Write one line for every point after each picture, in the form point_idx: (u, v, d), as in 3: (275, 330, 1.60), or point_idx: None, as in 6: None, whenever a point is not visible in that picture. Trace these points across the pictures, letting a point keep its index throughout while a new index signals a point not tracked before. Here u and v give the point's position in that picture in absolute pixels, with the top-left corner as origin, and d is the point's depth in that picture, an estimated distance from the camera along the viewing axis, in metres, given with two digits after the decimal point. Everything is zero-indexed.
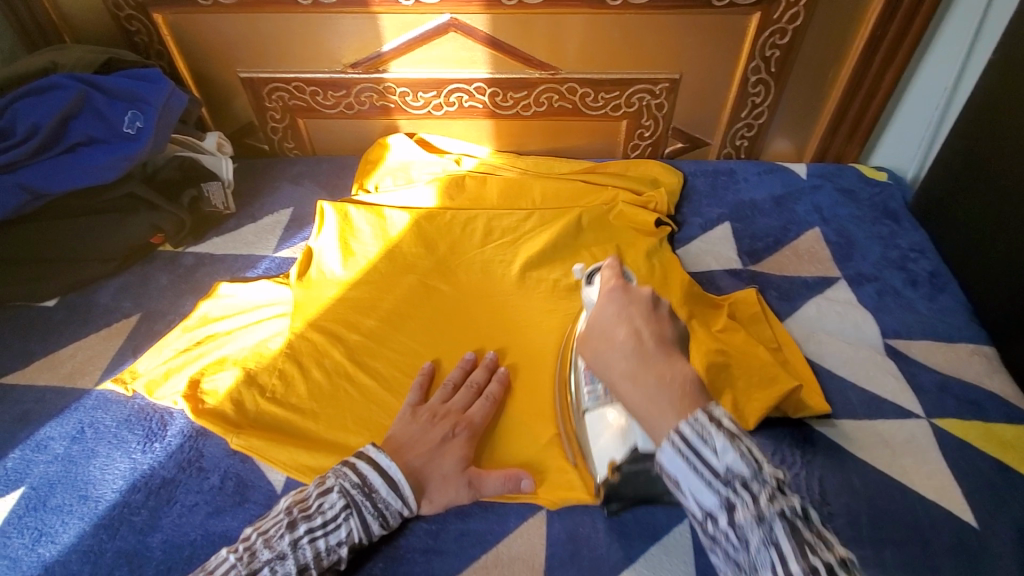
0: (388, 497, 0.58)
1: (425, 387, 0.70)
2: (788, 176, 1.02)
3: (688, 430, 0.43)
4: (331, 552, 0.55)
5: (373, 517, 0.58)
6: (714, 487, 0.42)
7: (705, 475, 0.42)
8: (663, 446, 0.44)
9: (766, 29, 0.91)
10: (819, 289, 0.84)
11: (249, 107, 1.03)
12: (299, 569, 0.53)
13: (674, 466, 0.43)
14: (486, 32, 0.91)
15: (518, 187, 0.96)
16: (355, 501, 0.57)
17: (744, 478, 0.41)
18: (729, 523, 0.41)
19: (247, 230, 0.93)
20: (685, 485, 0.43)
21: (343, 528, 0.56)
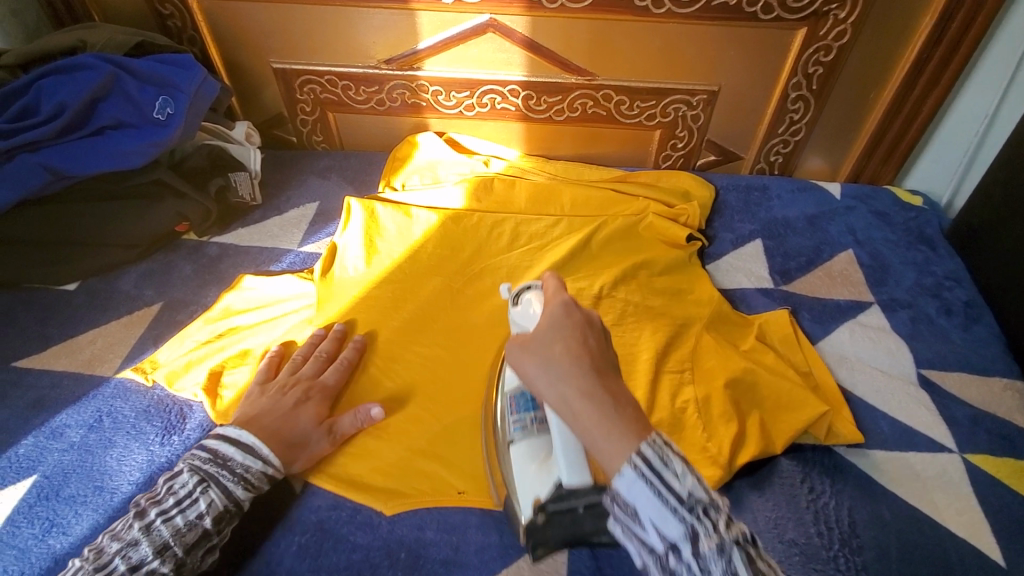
0: (244, 460, 0.57)
1: (273, 367, 0.70)
2: (822, 195, 1.00)
3: (649, 452, 0.42)
4: (194, 527, 0.54)
5: (233, 483, 0.56)
6: (679, 512, 0.41)
7: (668, 500, 0.41)
8: (624, 470, 0.42)
9: (810, 45, 0.89)
10: (852, 313, 0.83)
11: (279, 98, 1.02)
12: (156, 549, 0.51)
13: (635, 494, 0.41)
14: (525, 34, 0.89)
15: (547, 192, 0.95)
16: (208, 474, 0.56)
17: (704, 504, 0.41)
18: (692, 547, 0.40)
19: (272, 222, 0.92)
20: (648, 512, 0.41)
21: (200, 502, 0.54)
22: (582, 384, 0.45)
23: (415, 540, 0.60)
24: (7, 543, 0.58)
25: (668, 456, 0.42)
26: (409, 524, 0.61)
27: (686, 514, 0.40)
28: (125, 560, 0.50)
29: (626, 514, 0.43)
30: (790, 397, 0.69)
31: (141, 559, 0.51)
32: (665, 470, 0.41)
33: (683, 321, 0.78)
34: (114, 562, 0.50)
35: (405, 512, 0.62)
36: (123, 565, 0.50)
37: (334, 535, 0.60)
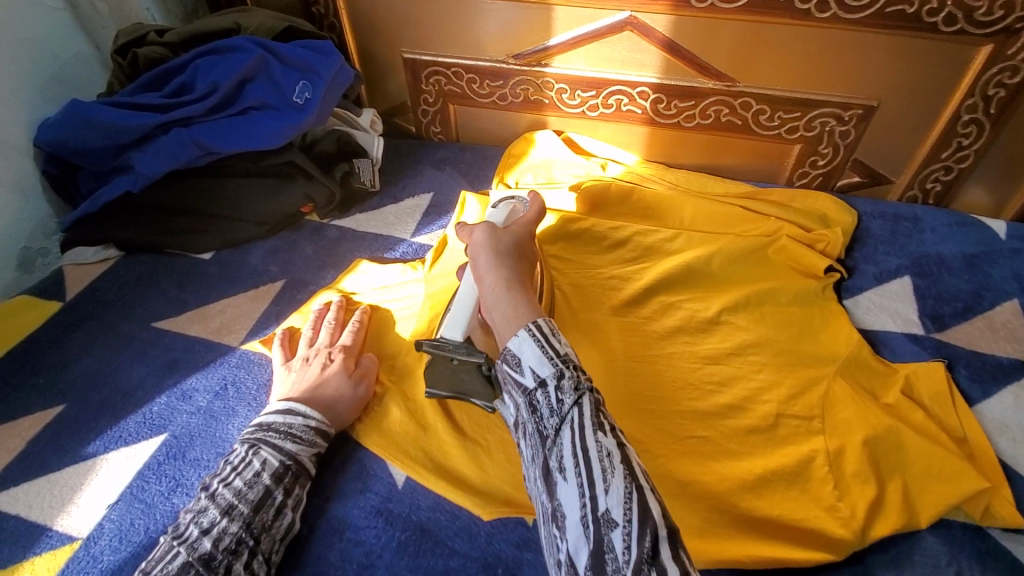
0: (285, 420, 0.62)
1: (290, 345, 0.73)
2: (986, 233, 0.88)
3: (543, 325, 0.54)
4: (255, 485, 0.57)
5: (280, 440, 0.60)
6: (552, 360, 0.51)
7: (548, 353, 0.51)
8: (520, 332, 0.53)
9: (993, 65, 0.77)
10: (1020, 376, 0.71)
11: (404, 87, 1.03)
12: (222, 509, 0.55)
13: (529, 349, 0.52)
14: (665, 34, 0.84)
15: (668, 203, 0.90)
16: (257, 439, 0.60)
17: (575, 366, 0.51)
18: (555, 382, 0.49)
19: (388, 210, 0.94)
20: (529, 359, 0.51)
21: (255, 461, 0.58)
22: (506, 277, 0.60)
23: (512, 557, 0.58)
24: (136, 495, 0.62)
25: (553, 337, 0.53)
26: (508, 539, 0.59)
27: (557, 360, 0.51)
28: (196, 526, 0.53)
29: (513, 364, 0.53)
30: (942, 465, 0.61)
31: (210, 522, 0.54)
32: (552, 338, 0.53)
33: (814, 361, 0.71)
34: (188, 530, 0.53)
35: (504, 523, 0.60)
36: (196, 528, 0.53)
37: (434, 537, 0.60)
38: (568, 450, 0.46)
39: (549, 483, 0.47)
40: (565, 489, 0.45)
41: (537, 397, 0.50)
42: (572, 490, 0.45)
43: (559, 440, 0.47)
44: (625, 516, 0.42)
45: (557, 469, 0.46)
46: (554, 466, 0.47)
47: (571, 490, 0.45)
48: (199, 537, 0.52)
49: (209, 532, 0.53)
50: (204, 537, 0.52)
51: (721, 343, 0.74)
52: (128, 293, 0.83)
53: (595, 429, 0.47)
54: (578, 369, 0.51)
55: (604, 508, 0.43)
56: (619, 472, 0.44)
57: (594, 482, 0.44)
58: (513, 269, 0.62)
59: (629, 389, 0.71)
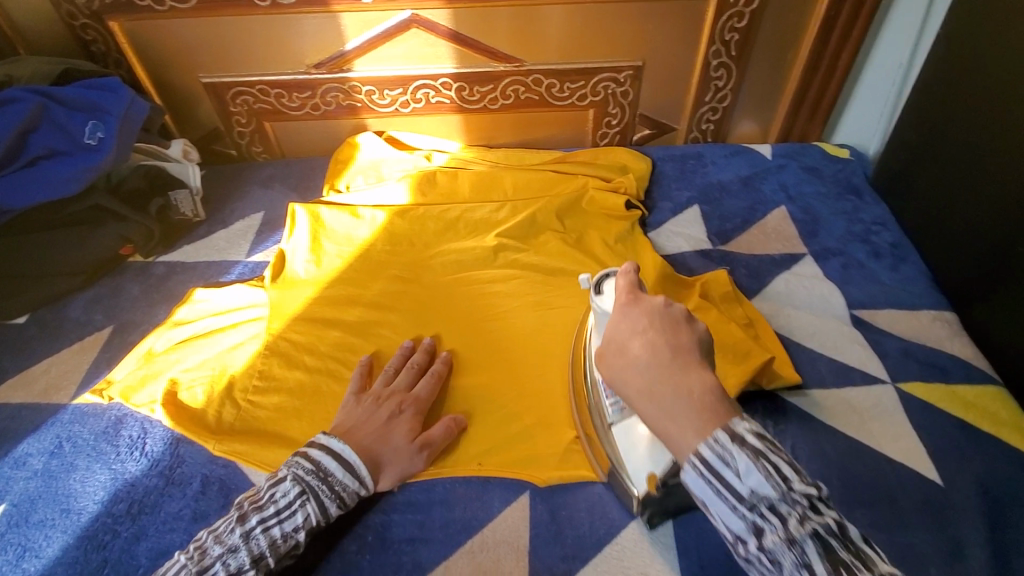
0: (343, 479, 0.57)
1: (366, 377, 0.70)
2: (754, 157, 1.04)
3: (706, 453, 0.41)
4: (288, 538, 0.55)
5: (331, 500, 0.57)
6: (739, 510, 0.41)
7: (728, 499, 0.41)
8: (685, 469, 0.42)
9: (724, 13, 0.92)
10: (787, 265, 0.86)
11: (214, 113, 1.02)
12: (253, 558, 0.53)
13: (699, 487, 0.42)
14: (448, 26, 0.91)
15: (490, 180, 0.97)
16: (310, 487, 0.56)
17: (770, 501, 0.40)
18: (757, 542, 0.41)
19: (218, 236, 0.93)
20: (714, 508, 0.42)
21: (300, 514, 0.55)
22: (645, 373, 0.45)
23: (380, 523, 0.61)
24: None
25: (731, 454, 0.41)
26: (374, 509, 0.62)
27: (747, 513, 0.41)
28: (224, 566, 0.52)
29: (696, 501, 0.43)
30: (734, 349, 0.72)
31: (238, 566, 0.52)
32: (726, 472, 0.41)
33: None
34: (214, 566, 0.52)
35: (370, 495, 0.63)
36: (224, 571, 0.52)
37: None
38: None
39: None
40: None
41: (743, 555, 0.42)
42: None
43: None
44: None
45: None
46: None
47: None
48: None
49: None
50: None
51: (558, 292, 0.81)
52: None
53: None
54: (769, 455, 0.41)
55: None
56: None
57: None
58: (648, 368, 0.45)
59: (472, 347, 0.75)
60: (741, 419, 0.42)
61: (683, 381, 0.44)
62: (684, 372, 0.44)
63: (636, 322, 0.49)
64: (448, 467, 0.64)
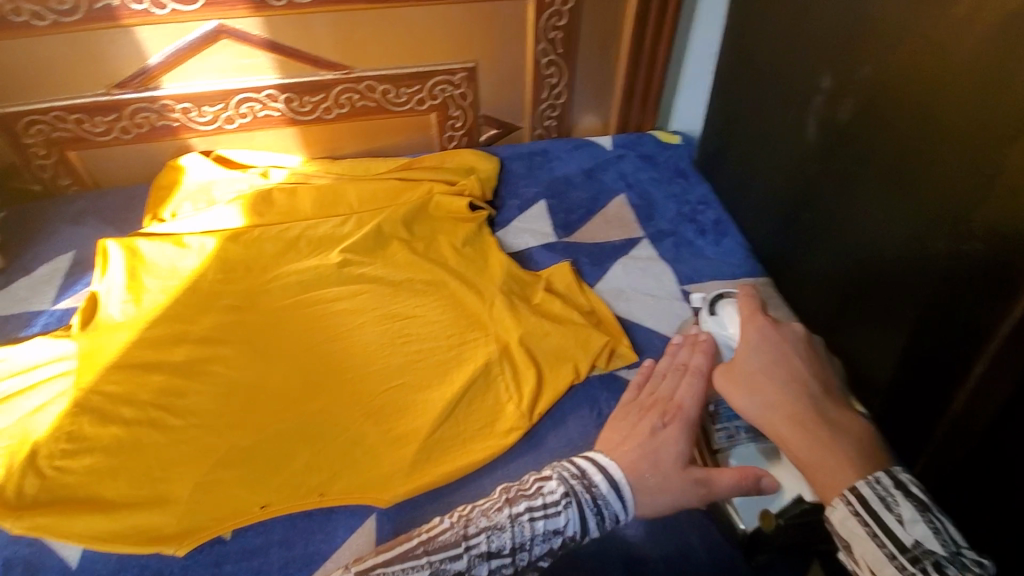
0: (609, 496, 0.52)
1: None
2: (594, 149, 1.09)
3: (867, 491, 0.43)
4: (548, 539, 0.50)
5: (591, 513, 0.51)
6: (896, 559, 0.41)
7: (882, 542, 0.42)
8: (834, 503, 0.44)
9: (542, 12, 0.95)
10: (626, 250, 0.90)
11: (2, 145, 0.90)
12: (513, 545, 0.49)
13: (848, 527, 0.43)
14: (263, 36, 0.87)
15: (332, 194, 0.94)
16: (574, 490, 0.52)
17: (938, 557, 0.40)
18: None
19: (18, 286, 0.82)
20: (861, 550, 0.42)
21: (562, 517, 0.51)
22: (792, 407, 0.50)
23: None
24: None
25: (893, 498, 0.42)
26: (205, 563, 0.58)
27: (904, 562, 0.41)
28: (487, 541, 0.49)
29: (836, 541, 0.44)
30: (574, 337, 0.75)
31: (499, 547, 0.49)
32: (886, 513, 0.42)
33: (479, 291, 0.82)
34: (478, 539, 0.50)
35: (200, 548, 0.58)
36: (486, 547, 0.49)
37: None
38: None
39: None
40: None
41: None
42: None
43: None
44: None
45: None
46: None
47: None
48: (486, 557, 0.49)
49: (492, 558, 0.49)
50: (486, 561, 0.49)
51: (405, 302, 0.80)
52: None
53: None
54: (935, 510, 0.42)
55: None
56: None
57: None
58: (791, 389, 0.51)
59: (314, 370, 0.72)
60: (901, 469, 0.44)
61: (807, 419, 0.49)
62: (814, 399, 0.50)
63: (777, 351, 0.54)
64: (287, 503, 0.61)
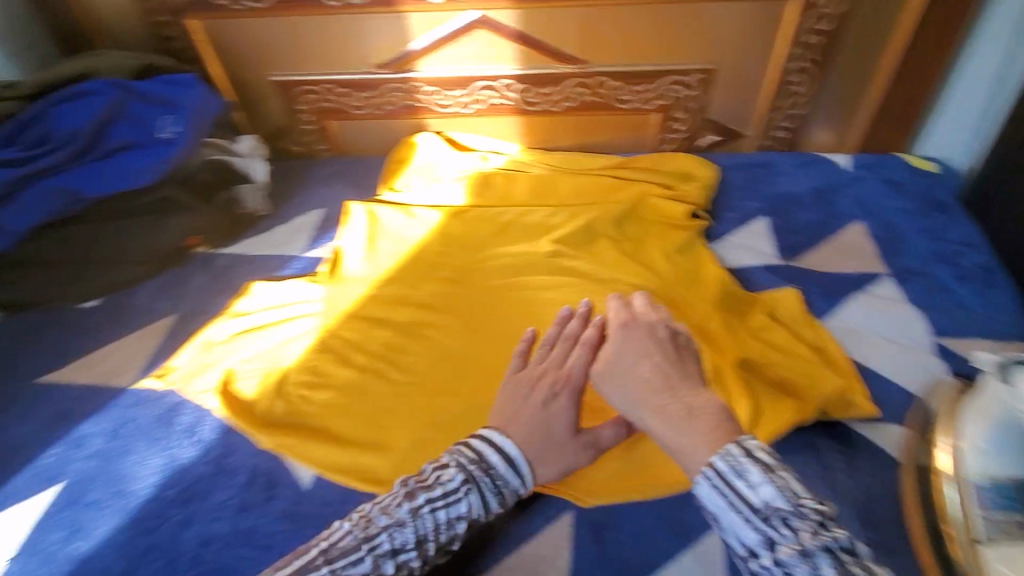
0: (506, 475, 0.54)
1: (526, 353, 0.63)
2: (830, 167, 0.97)
3: (718, 463, 0.45)
4: (450, 526, 0.52)
5: (492, 494, 0.54)
6: (751, 522, 0.44)
7: (735, 504, 0.44)
8: (697, 481, 0.46)
9: (805, 15, 0.87)
10: (865, 286, 0.79)
11: (281, 110, 1.05)
12: (417, 539, 0.50)
13: (712, 501, 0.45)
14: (515, 27, 0.90)
15: (546, 184, 0.95)
16: (474, 476, 0.53)
17: (782, 512, 0.43)
18: (771, 556, 0.43)
19: (278, 231, 0.95)
20: (723, 518, 0.45)
21: (463, 503, 0.52)
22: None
23: None
24: (34, 547, 0.62)
25: (743, 465, 0.45)
26: None
27: (759, 524, 0.43)
28: (390, 540, 0.50)
29: (708, 517, 0.46)
30: (804, 372, 0.67)
31: (403, 543, 0.50)
32: (737, 480, 0.45)
33: (692, 303, 0.76)
34: (380, 538, 0.50)
35: None
36: (390, 545, 0.50)
37: None
38: None
39: None
40: None
41: (754, 567, 0.44)
42: None
43: None
44: None
45: None
46: None
47: None
48: (389, 555, 0.50)
49: (398, 554, 0.50)
50: (392, 559, 0.50)
51: (610, 300, 0.78)
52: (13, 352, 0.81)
53: None
54: (778, 471, 0.45)
55: None
56: None
57: None
58: None
59: None
60: (748, 436, 0.47)
61: None
62: None
63: None
64: None
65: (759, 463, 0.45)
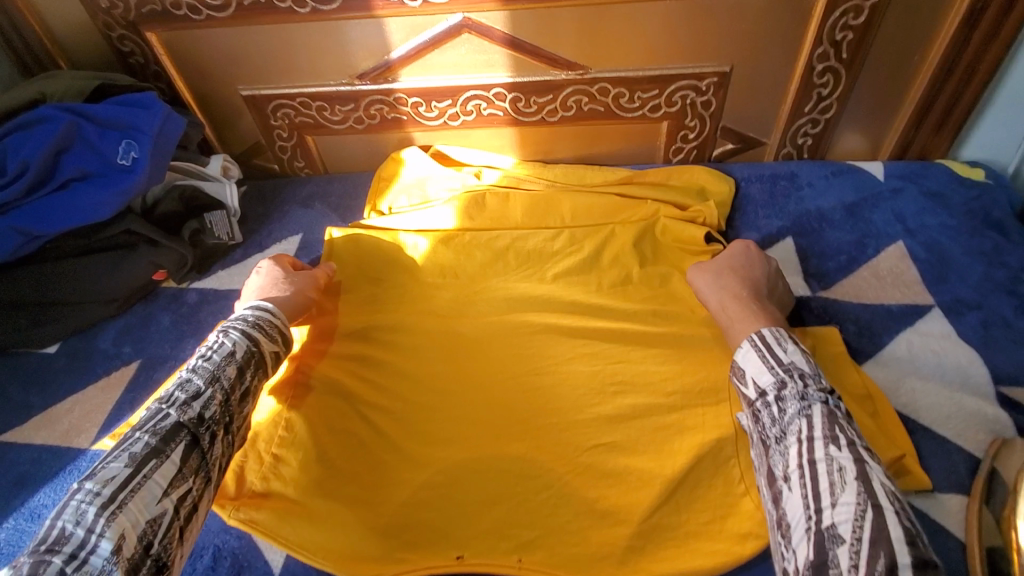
0: (253, 313, 0.61)
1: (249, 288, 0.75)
2: (862, 178, 0.87)
3: (768, 336, 0.56)
4: (229, 360, 0.55)
5: (247, 327, 0.59)
6: (775, 370, 0.53)
7: (770, 362, 0.54)
8: (744, 344, 0.57)
9: (835, 8, 0.76)
10: (908, 320, 0.70)
11: (255, 126, 0.96)
12: (205, 379, 0.53)
13: (751, 360, 0.55)
14: (504, 31, 0.81)
15: (546, 203, 0.86)
16: (226, 325, 0.59)
17: (804, 373, 0.52)
18: (777, 395, 0.52)
19: (254, 261, 0.87)
20: (752, 369, 0.55)
21: (225, 340, 0.57)
22: (735, 293, 0.64)
23: None
24: None
25: (785, 340, 0.55)
26: None
27: (781, 372, 0.53)
28: (182, 392, 0.52)
29: (737, 374, 0.57)
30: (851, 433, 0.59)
31: (195, 391, 0.52)
32: (777, 348, 0.55)
33: (715, 347, 0.67)
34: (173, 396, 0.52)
35: None
36: (183, 396, 0.52)
37: None
38: (793, 460, 0.48)
39: (773, 490, 0.49)
40: (792, 498, 0.47)
41: (759, 407, 0.53)
42: (798, 498, 0.46)
43: (783, 447, 0.50)
44: (857, 535, 0.42)
45: (782, 480, 0.49)
46: (780, 475, 0.49)
47: (799, 499, 0.46)
48: (189, 400, 0.51)
49: (196, 398, 0.52)
50: (194, 402, 0.52)
51: (619, 340, 0.70)
52: None
53: (827, 443, 0.47)
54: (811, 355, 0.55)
55: (830, 523, 0.44)
56: (852, 486, 0.45)
57: (819, 496, 0.45)
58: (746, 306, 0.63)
59: (514, 405, 0.65)
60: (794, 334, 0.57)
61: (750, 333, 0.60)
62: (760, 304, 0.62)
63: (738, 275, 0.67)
64: (482, 559, 0.56)
65: (799, 346, 0.55)
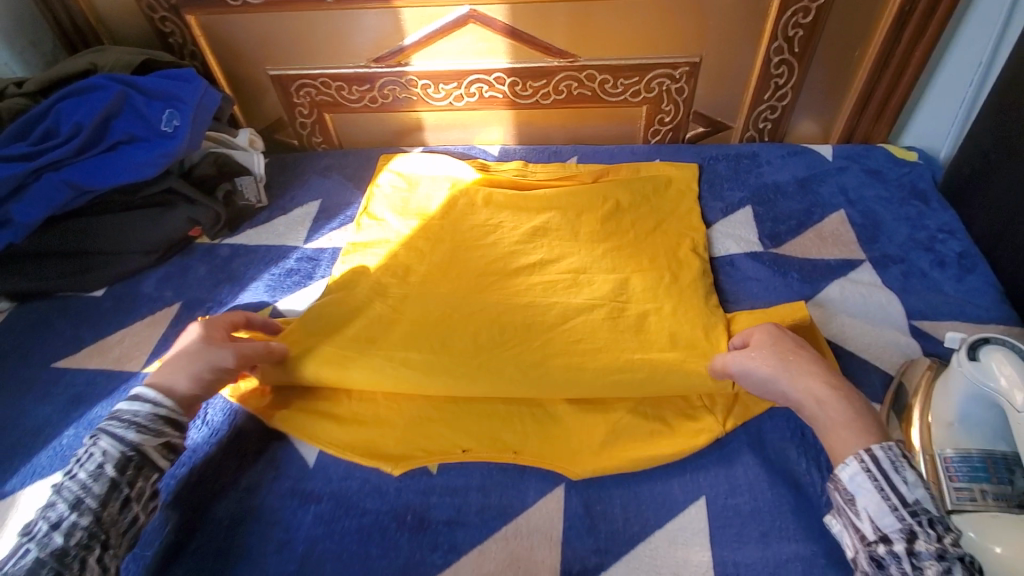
0: (131, 407, 0.58)
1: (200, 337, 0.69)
2: (812, 158, 1.00)
3: (883, 457, 0.51)
4: (98, 476, 0.54)
5: (119, 427, 0.57)
6: (900, 513, 0.49)
7: (891, 500, 0.49)
8: (851, 462, 0.52)
9: (786, 8, 0.89)
10: (843, 271, 0.83)
11: (278, 104, 1.07)
12: (68, 505, 0.52)
13: (860, 483, 0.51)
14: (505, 22, 0.93)
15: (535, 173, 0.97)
16: (100, 426, 0.57)
17: (930, 514, 0.48)
18: (907, 547, 0.47)
19: (278, 222, 0.98)
20: (867, 503, 0.50)
21: (94, 451, 0.55)
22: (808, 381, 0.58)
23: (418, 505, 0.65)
24: None
25: (901, 463, 0.51)
26: (414, 489, 0.65)
27: (907, 517, 0.48)
28: (44, 522, 0.52)
29: (841, 498, 0.52)
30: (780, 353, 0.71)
31: (58, 517, 0.52)
32: (895, 475, 0.50)
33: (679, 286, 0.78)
34: (37, 526, 0.52)
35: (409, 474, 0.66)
36: (45, 525, 0.51)
37: (346, 502, 0.64)
38: None
39: None
40: None
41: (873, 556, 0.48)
42: None
43: None
44: None
45: None
46: None
47: None
48: (48, 532, 0.51)
49: (57, 527, 0.51)
50: (52, 532, 0.51)
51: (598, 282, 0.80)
52: (26, 339, 0.84)
53: None
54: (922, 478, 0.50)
55: None
56: None
57: None
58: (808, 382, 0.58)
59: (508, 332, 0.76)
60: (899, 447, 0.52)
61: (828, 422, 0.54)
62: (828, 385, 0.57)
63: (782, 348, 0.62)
64: (483, 455, 0.66)
65: (917, 472, 0.50)
